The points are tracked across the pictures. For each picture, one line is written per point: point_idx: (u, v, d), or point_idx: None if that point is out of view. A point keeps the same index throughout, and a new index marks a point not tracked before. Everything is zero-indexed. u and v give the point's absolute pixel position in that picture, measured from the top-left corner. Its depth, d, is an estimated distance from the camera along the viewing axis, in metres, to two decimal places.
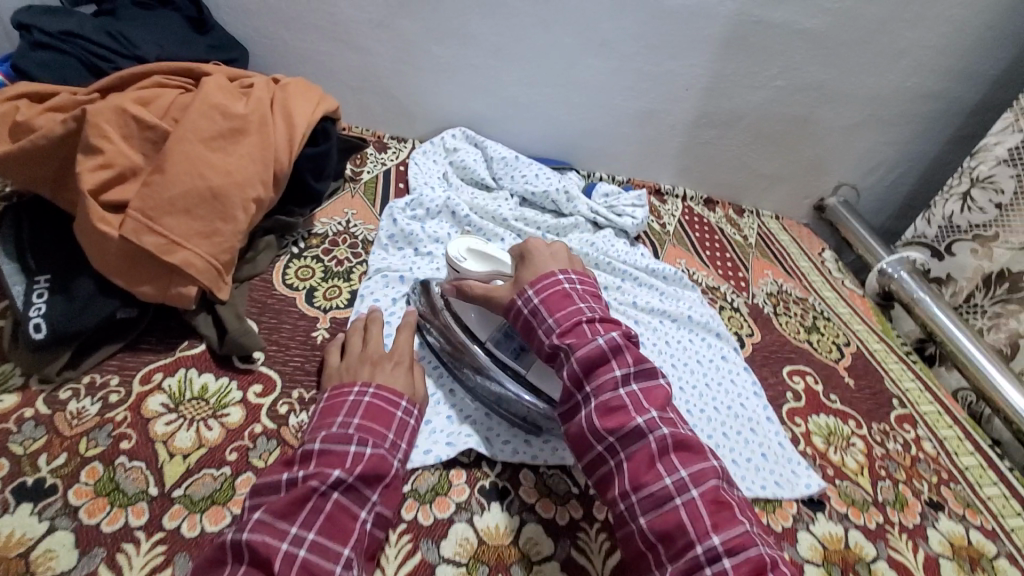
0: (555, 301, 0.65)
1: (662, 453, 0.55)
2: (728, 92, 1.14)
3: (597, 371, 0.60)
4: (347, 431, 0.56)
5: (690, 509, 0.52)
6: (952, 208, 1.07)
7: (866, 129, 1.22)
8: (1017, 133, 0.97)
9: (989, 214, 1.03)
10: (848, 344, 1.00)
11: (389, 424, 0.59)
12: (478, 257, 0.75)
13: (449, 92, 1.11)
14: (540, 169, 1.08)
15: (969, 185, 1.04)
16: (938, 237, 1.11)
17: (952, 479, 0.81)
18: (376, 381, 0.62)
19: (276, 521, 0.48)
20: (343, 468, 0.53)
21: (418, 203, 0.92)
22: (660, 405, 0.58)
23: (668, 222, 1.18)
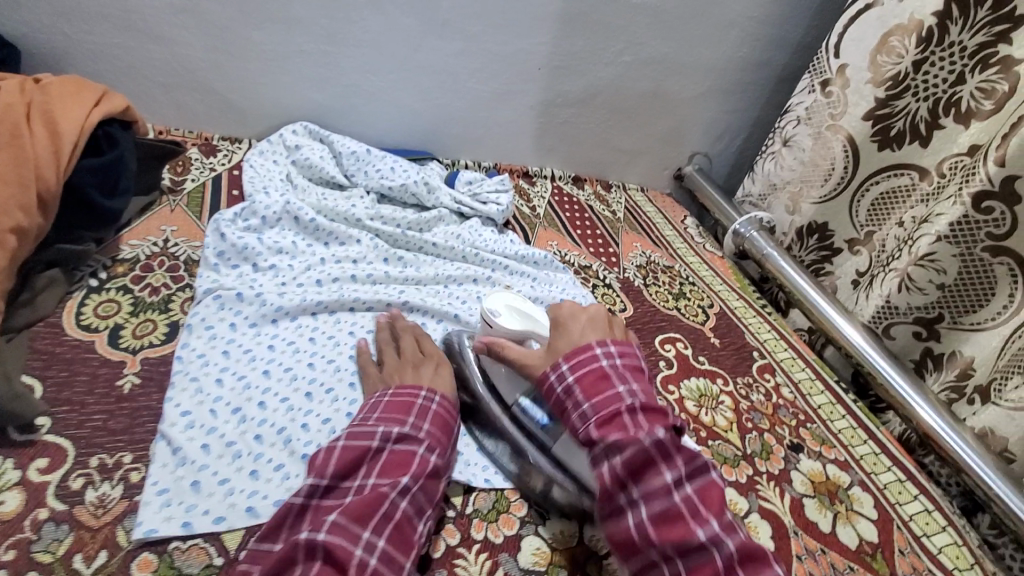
0: (588, 377, 0.59)
1: (716, 546, 0.49)
2: (581, 70, 1.14)
3: (594, 387, 0.58)
4: (416, 433, 0.57)
5: (690, 502, 0.51)
6: (769, 166, 1.18)
7: (709, 99, 1.28)
8: (812, 92, 1.08)
9: (795, 170, 1.13)
10: (711, 306, 1.05)
11: (445, 437, 0.59)
12: (515, 313, 0.68)
13: (285, 85, 1.00)
14: (396, 161, 1.00)
15: (781, 145, 1.15)
16: (761, 195, 1.22)
17: (809, 419, 0.88)
18: (434, 387, 0.63)
19: (348, 523, 0.48)
20: (411, 475, 0.53)
21: (251, 211, 0.81)
22: (712, 501, 0.52)
23: (538, 205, 1.17)
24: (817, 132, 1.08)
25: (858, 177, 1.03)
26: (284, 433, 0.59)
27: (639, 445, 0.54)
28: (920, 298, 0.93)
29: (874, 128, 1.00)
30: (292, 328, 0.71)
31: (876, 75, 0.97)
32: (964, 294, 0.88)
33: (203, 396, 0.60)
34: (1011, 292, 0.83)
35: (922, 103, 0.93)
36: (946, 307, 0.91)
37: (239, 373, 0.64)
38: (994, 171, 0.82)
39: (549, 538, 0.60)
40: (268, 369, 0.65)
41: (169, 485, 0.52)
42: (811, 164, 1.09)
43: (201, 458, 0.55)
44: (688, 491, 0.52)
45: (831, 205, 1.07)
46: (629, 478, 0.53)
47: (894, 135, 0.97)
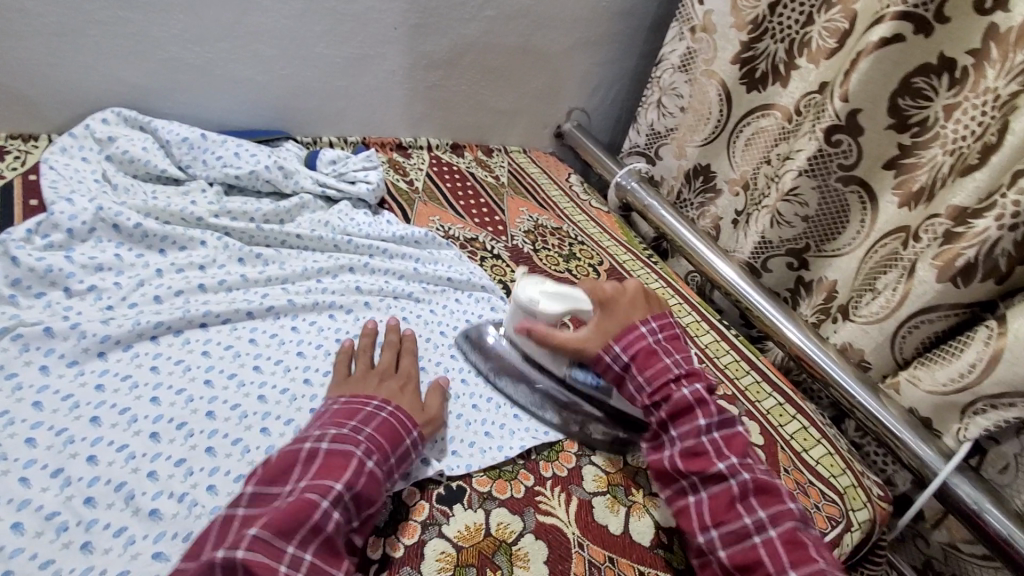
0: (645, 357, 0.68)
1: (718, 448, 0.62)
2: (442, 28, 1.06)
3: (680, 419, 0.65)
4: (357, 437, 0.53)
5: (769, 547, 0.56)
6: (652, 116, 1.20)
7: (580, 51, 1.26)
8: (682, 40, 1.09)
9: (677, 116, 1.15)
10: (601, 263, 1.06)
11: (396, 447, 0.55)
12: (553, 295, 0.69)
13: (84, 66, 0.83)
14: (240, 145, 0.88)
15: (660, 93, 1.17)
16: (648, 144, 1.24)
17: (698, 360, 0.92)
18: (392, 399, 0.60)
19: (272, 538, 0.45)
20: (347, 483, 0.50)
21: (52, 224, 0.67)
22: (719, 411, 0.65)
23: (416, 178, 1.09)
24: (691, 77, 1.10)
25: (732, 120, 1.06)
26: (126, 488, 0.50)
27: (723, 484, 0.60)
28: (788, 231, 0.99)
29: (741, 71, 1.03)
30: (125, 360, 0.60)
31: (738, 19, 0.99)
32: (825, 224, 0.96)
33: (8, 464, 0.49)
34: (861, 218, 0.91)
35: (779, 45, 0.97)
36: (811, 237, 0.98)
37: (57, 426, 0.53)
38: (839, 107, 0.86)
39: (454, 537, 0.57)
40: (97, 415, 0.54)
41: None
42: (691, 110, 1.12)
43: (12, 542, 0.45)
44: (770, 534, 0.57)
45: (712, 149, 1.11)
46: (708, 509, 0.60)
47: (760, 77, 1.01)
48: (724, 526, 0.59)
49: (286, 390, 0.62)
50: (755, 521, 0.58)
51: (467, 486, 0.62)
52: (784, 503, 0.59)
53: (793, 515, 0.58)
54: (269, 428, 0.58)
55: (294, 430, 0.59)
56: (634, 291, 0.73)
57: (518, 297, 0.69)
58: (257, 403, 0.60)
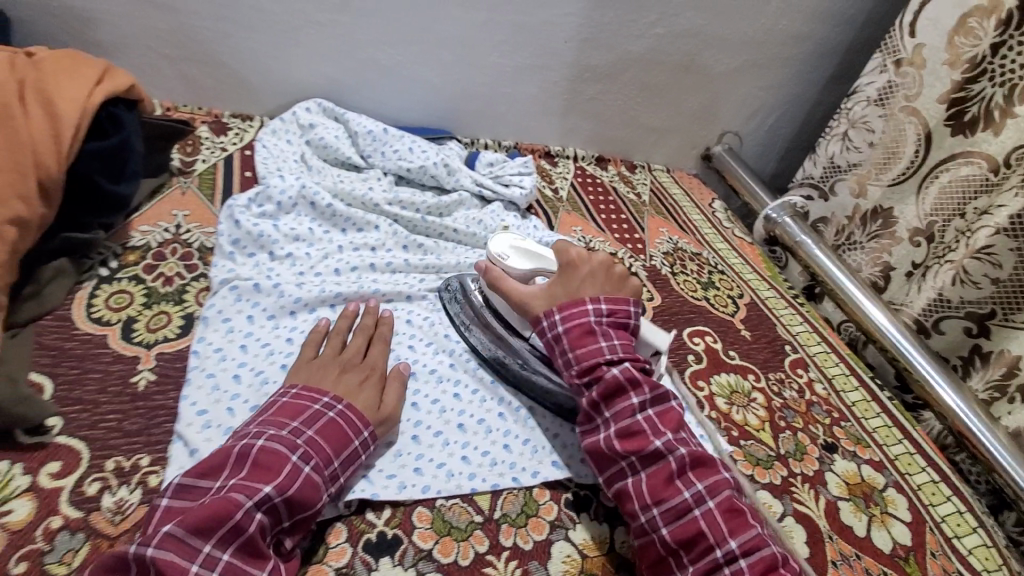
0: (578, 335, 0.64)
1: (680, 471, 0.56)
2: (611, 43, 1.07)
3: (614, 399, 0.60)
4: (297, 439, 0.50)
5: (710, 519, 0.54)
6: (834, 148, 1.10)
7: (744, 74, 1.22)
8: (885, 73, 1.00)
9: (863, 152, 1.05)
10: (742, 296, 1.01)
11: (340, 449, 0.52)
12: (523, 255, 0.73)
13: (301, 60, 0.95)
14: (413, 141, 0.96)
15: (847, 125, 1.07)
16: (823, 177, 1.13)
17: (843, 417, 0.84)
18: (346, 395, 0.57)
19: (187, 536, 0.42)
20: (277, 485, 0.47)
21: (267, 196, 0.77)
22: (674, 427, 0.60)
23: (561, 187, 1.12)
24: (888, 112, 1.01)
25: (929, 163, 0.96)
26: None
27: (661, 461, 0.57)
28: (973, 292, 0.90)
29: (948, 112, 0.93)
30: (309, 321, 0.68)
31: (953, 56, 0.90)
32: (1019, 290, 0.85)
33: (219, 393, 0.57)
34: None
35: (998, 89, 0.87)
36: (998, 303, 0.88)
37: (256, 368, 0.61)
38: None
39: (579, 544, 0.57)
40: (286, 363, 0.62)
41: None
42: (882, 147, 1.02)
43: None
44: (709, 505, 0.55)
45: (900, 190, 1.01)
46: (646, 489, 0.56)
47: (968, 121, 0.90)
48: (695, 558, 0.53)
49: (434, 372, 0.67)
50: (726, 552, 0.52)
51: (595, 497, 0.62)
52: (753, 527, 0.54)
53: (764, 541, 0.54)
54: (419, 403, 0.63)
55: (439, 409, 0.64)
56: (602, 264, 0.70)
57: (490, 247, 0.74)
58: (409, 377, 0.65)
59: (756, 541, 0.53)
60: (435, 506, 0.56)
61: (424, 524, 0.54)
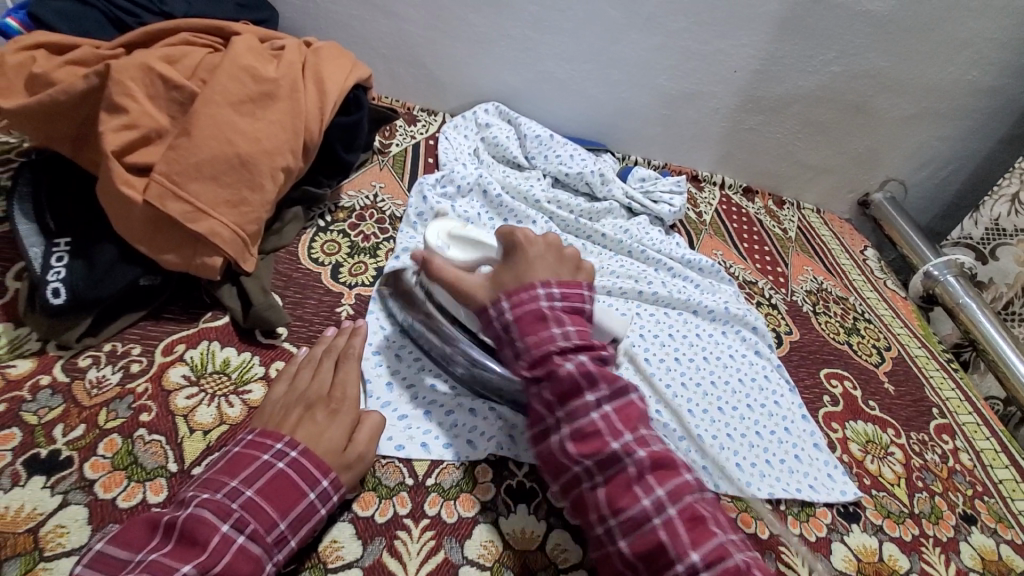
0: (528, 320, 0.57)
1: (639, 476, 0.51)
2: (781, 76, 1.07)
3: (569, 397, 0.54)
4: (232, 502, 0.44)
5: (670, 531, 0.48)
6: (1000, 210, 1.06)
7: (921, 122, 1.15)
8: None
9: None
10: (888, 349, 0.96)
11: (288, 509, 0.46)
12: (466, 243, 0.68)
13: (487, 67, 1.06)
14: (574, 150, 1.04)
15: (1020, 186, 1.03)
16: (984, 240, 1.10)
17: (986, 492, 0.78)
18: (304, 438, 0.51)
19: None
20: (199, 563, 0.41)
21: (449, 179, 0.89)
22: (633, 425, 0.54)
23: (705, 211, 1.13)
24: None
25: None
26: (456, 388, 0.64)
27: (618, 466, 0.51)
28: None
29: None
30: None
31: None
32: None
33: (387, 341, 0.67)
34: None
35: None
36: None
37: None
38: None
39: None
40: None
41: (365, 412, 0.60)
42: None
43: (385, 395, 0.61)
44: (669, 514, 0.49)
45: None
46: (605, 497, 0.51)
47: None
48: (655, 574, 0.48)
49: None
50: (687, 568, 0.47)
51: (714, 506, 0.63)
52: (717, 536, 0.49)
53: (730, 551, 0.48)
54: None
55: None
56: (549, 246, 0.64)
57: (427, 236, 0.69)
58: None
59: (720, 553, 0.48)
60: None
61: None
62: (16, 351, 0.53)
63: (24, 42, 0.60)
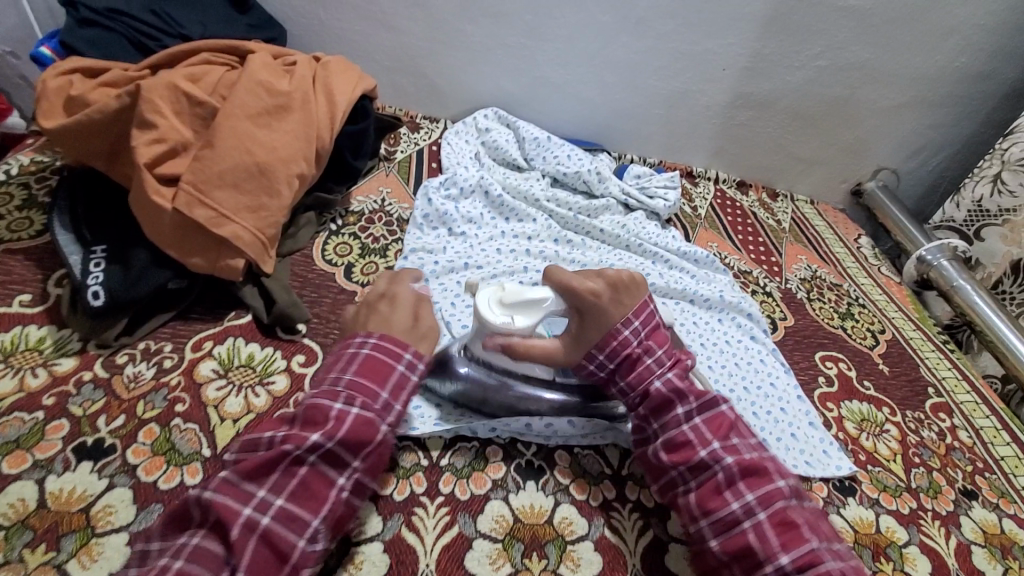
0: (629, 363, 0.62)
1: (729, 482, 0.55)
2: (768, 73, 1.11)
3: (661, 411, 0.60)
4: (338, 385, 0.53)
5: (758, 532, 0.52)
6: (982, 192, 1.09)
7: (909, 112, 1.19)
8: None
9: (1018, 197, 1.04)
10: (883, 332, 0.99)
11: (384, 381, 0.55)
12: (521, 302, 0.61)
13: (485, 74, 1.11)
14: (572, 150, 1.08)
15: (1001, 167, 1.06)
16: (967, 221, 1.13)
17: (988, 468, 0.80)
18: (377, 330, 0.58)
19: (242, 482, 0.48)
20: (326, 432, 0.50)
21: (452, 182, 0.93)
22: (722, 434, 0.58)
23: (700, 206, 1.17)
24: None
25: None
26: None
27: (708, 471, 0.56)
28: None
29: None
30: None
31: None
32: None
33: None
34: None
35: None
36: None
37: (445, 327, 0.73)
38: None
39: None
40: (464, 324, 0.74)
41: None
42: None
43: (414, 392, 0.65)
44: (759, 518, 0.53)
45: None
46: (696, 500, 0.56)
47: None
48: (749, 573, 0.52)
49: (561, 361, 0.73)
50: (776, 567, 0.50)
51: None
52: (809, 541, 0.51)
53: (821, 556, 0.51)
54: None
55: None
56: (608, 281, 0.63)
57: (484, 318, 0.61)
58: None
59: (810, 557, 0.50)
60: (573, 452, 0.64)
61: (564, 463, 0.63)
62: (61, 351, 0.59)
63: (61, 69, 0.66)
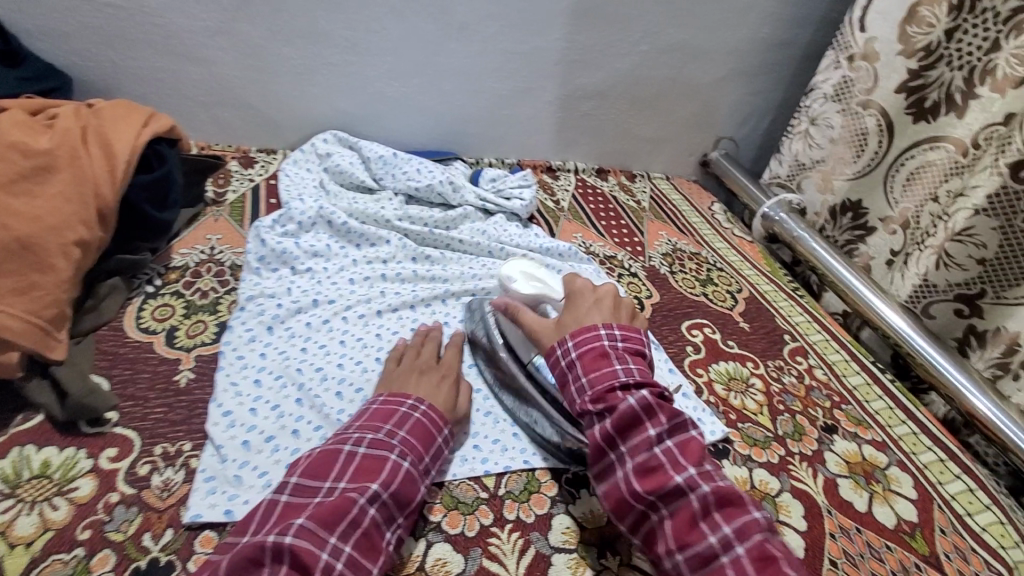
0: (594, 362, 0.62)
1: (704, 511, 0.53)
2: (599, 61, 1.15)
3: (630, 433, 0.58)
4: (391, 440, 0.57)
5: (737, 567, 0.50)
6: (798, 147, 1.18)
7: (732, 82, 1.27)
8: (837, 70, 1.08)
9: (824, 149, 1.13)
10: (740, 291, 1.04)
11: (429, 446, 0.59)
12: (529, 281, 0.79)
13: (317, 97, 1.05)
14: (421, 163, 1.04)
15: (807, 123, 1.15)
16: (790, 176, 1.22)
17: (844, 400, 0.87)
18: (426, 398, 0.63)
19: (317, 528, 0.48)
20: (383, 482, 0.53)
21: (288, 217, 0.86)
22: (695, 460, 0.56)
23: (562, 198, 1.18)
24: (846, 108, 1.07)
25: (894, 151, 1.02)
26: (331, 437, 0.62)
27: (682, 499, 0.54)
28: (959, 274, 0.93)
29: (908, 100, 0.99)
30: (324, 330, 0.74)
31: (907, 48, 0.96)
32: (1007, 269, 0.88)
33: (243, 397, 0.64)
34: None
35: (956, 73, 0.92)
36: (989, 283, 0.91)
37: (316, 364, 0.69)
38: None
39: (579, 517, 0.61)
40: (323, 367, 0.69)
41: (275, 432, 0.61)
42: (842, 141, 1.09)
43: (292, 443, 0.61)
44: (737, 551, 0.51)
45: (867, 182, 1.07)
46: (670, 532, 0.53)
47: (929, 107, 0.96)
48: None
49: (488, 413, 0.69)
50: None
51: None
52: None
53: None
54: None
55: None
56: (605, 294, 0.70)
57: (500, 272, 0.81)
58: None
59: None
60: (444, 485, 0.61)
61: (436, 498, 0.60)
62: None
63: None
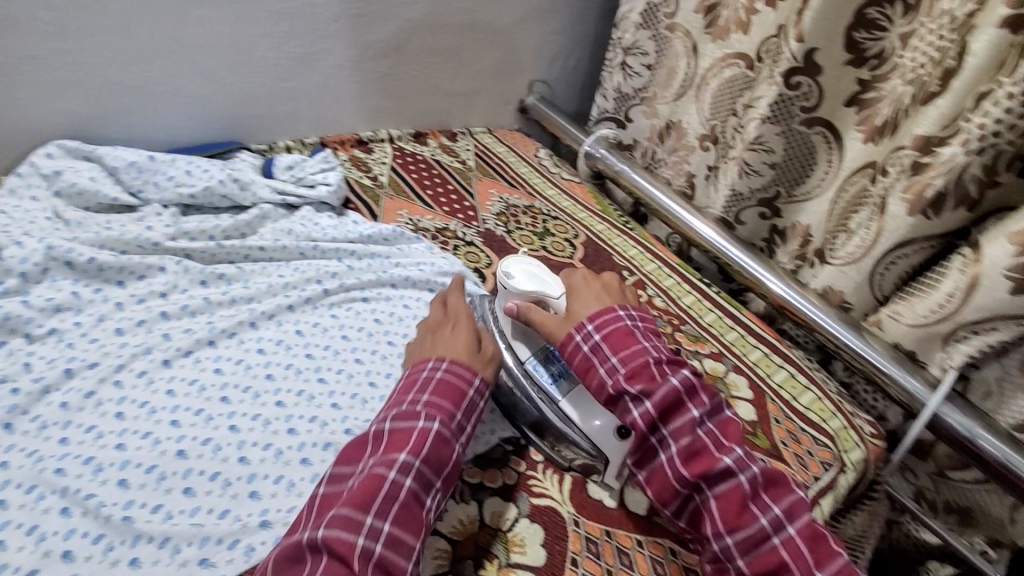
0: (619, 338, 0.62)
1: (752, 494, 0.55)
2: (386, 13, 1.02)
3: (673, 417, 0.58)
4: (416, 407, 0.55)
5: (792, 549, 0.54)
6: (618, 79, 1.19)
7: (533, 21, 1.22)
8: None
9: (644, 75, 1.16)
10: (577, 237, 1.04)
11: (461, 405, 0.58)
12: (531, 276, 0.68)
13: (23, 103, 0.80)
14: (190, 162, 0.85)
15: (623, 54, 1.16)
16: (618, 108, 1.23)
17: (683, 321, 0.92)
18: (444, 354, 0.61)
19: (354, 512, 0.47)
20: (413, 452, 0.52)
21: (4, 270, 0.65)
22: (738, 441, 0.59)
23: (380, 172, 1.07)
24: (655, 32, 1.11)
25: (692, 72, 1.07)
26: (118, 544, 0.50)
27: (731, 483, 0.55)
28: (758, 181, 0.99)
29: (705, 18, 1.03)
30: (88, 407, 0.58)
31: None
32: (792, 170, 0.96)
33: None
34: (828, 156, 0.91)
35: None
36: (781, 184, 0.98)
37: (84, 455, 0.55)
38: (796, 47, 0.85)
39: (449, 532, 0.58)
40: (94, 454, 0.55)
41: (36, 565, 0.48)
42: (660, 67, 1.12)
43: (65, 571, 0.48)
44: (789, 532, 0.54)
45: (683, 102, 1.11)
46: (721, 516, 0.55)
47: (721, 23, 1.01)
48: None
49: (314, 418, 0.61)
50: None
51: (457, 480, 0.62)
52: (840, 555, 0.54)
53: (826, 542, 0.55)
54: (248, 457, 0.57)
55: (274, 453, 0.57)
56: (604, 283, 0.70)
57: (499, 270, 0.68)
58: (228, 434, 0.58)
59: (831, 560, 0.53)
60: None
61: None
62: None
63: None
